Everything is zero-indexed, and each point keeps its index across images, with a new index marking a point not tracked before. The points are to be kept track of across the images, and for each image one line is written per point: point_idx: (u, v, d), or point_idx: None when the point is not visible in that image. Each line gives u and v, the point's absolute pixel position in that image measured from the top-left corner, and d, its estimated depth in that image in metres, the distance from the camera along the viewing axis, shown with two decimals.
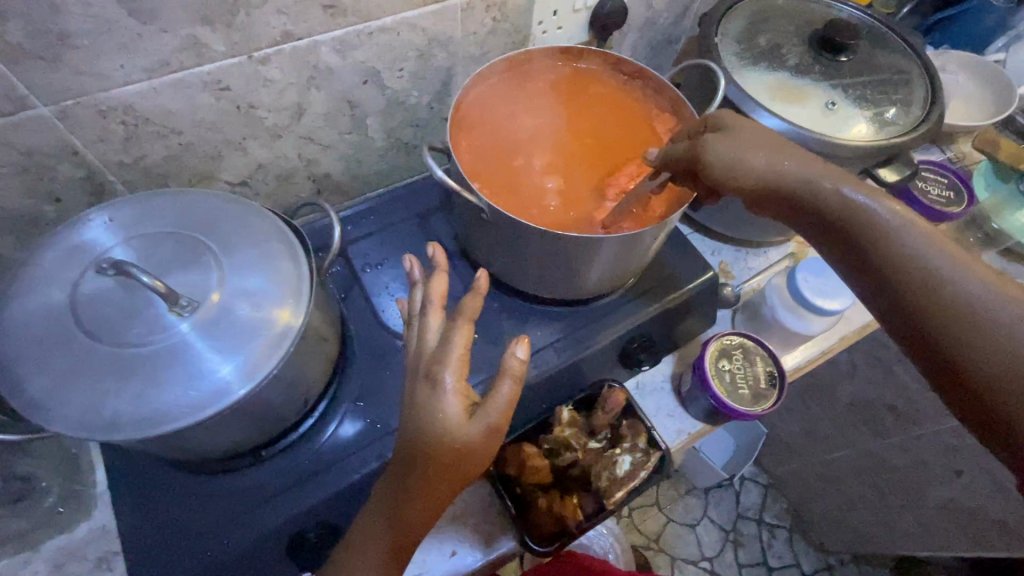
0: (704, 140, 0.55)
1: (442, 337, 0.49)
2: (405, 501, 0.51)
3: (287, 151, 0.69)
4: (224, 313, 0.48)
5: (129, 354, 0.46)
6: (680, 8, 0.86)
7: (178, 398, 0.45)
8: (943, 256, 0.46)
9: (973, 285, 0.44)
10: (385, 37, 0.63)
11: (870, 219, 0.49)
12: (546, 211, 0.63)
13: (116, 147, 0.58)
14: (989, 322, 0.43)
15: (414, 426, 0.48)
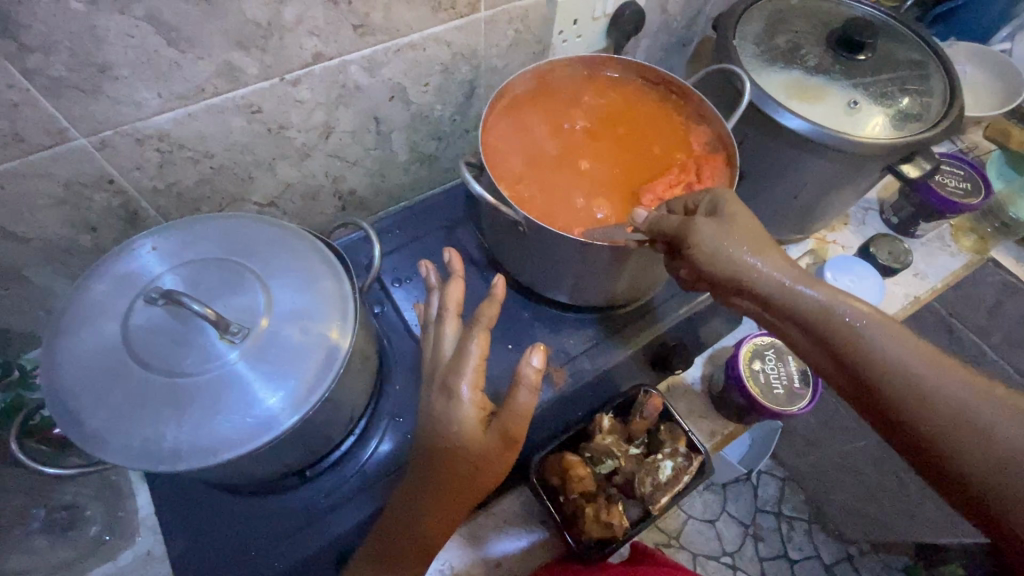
0: (693, 229, 0.52)
1: (457, 346, 0.49)
2: (425, 513, 0.51)
3: (315, 169, 0.69)
4: (273, 338, 0.49)
5: (184, 384, 0.46)
6: (694, 12, 0.87)
7: (233, 426, 0.45)
8: (921, 360, 0.45)
9: (958, 391, 0.43)
10: (412, 54, 0.64)
11: (845, 327, 0.48)
12: (579, 217, 0.63)
13: (151, 174, 0.58)
14: (983, 428, 0.42)
15: (434, 439, 0.48)
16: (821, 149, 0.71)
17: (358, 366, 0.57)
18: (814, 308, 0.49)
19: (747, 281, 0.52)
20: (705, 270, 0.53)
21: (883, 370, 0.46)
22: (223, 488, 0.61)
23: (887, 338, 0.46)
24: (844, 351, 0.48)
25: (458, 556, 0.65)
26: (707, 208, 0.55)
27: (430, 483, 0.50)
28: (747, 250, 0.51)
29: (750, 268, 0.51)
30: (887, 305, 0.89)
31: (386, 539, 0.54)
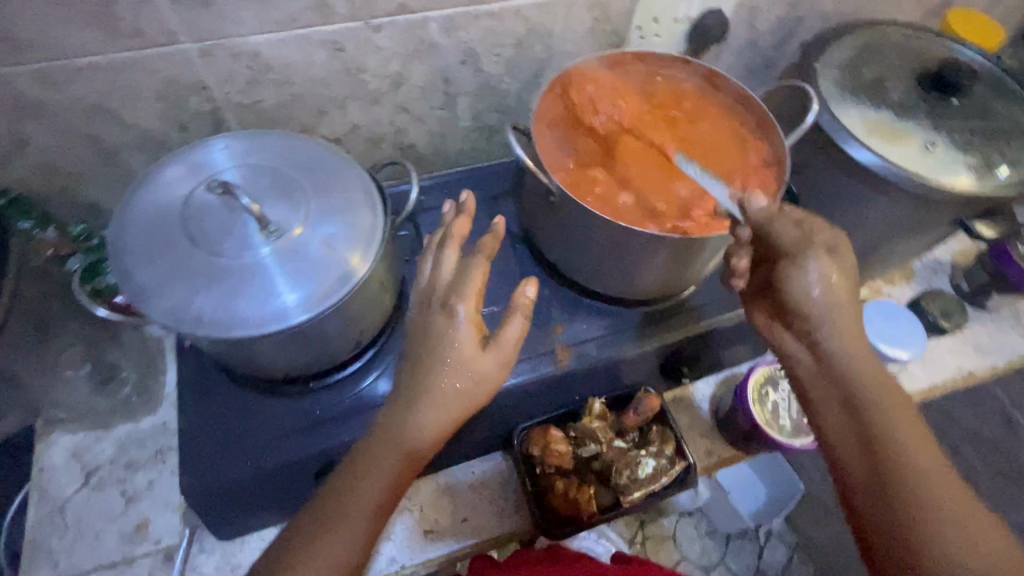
0: (809, 257, 0.56)
1: (459, 271, 0.53)
2: (407, 438, 0.52)
3: (382, 117, 0.74)
4: (302, 246, 0.53)
5: (220, 264, 0.51)
6: (784, 33, 0.85)
7: (252, 309, 0.51)
8: (921, 451, 0.53)
9: (939, 484, 0.51)
10: (489, 22, 0.68)
11: (874, 397, 0.55)
12: (614, 201, 0.64)
13: (239, 89, 0.65)
14: (946, 519, 0.50)
15: (438, 351, 0.51)
16: (885, 185, 0.68)
17: (375, 293, 0.61)
18: (858, 372, 0.56)
19: (818, 324, 0.57)
20: (788, 300, 0.58)
21: (905, 461, 0.52)
22: (234, 378, 0.67)
23: (912, 435, 0.54)
24: (878, 434, 0.54)
25: (429, 508, 0.68)
26: (824, 241, 0.57)
27: (425, 408, 0.51)
28: (838, 306, 0.57)
29: (825, 313, 0.57)
30: (934, 370, 0.82)
31: (361, 471, 0.52)
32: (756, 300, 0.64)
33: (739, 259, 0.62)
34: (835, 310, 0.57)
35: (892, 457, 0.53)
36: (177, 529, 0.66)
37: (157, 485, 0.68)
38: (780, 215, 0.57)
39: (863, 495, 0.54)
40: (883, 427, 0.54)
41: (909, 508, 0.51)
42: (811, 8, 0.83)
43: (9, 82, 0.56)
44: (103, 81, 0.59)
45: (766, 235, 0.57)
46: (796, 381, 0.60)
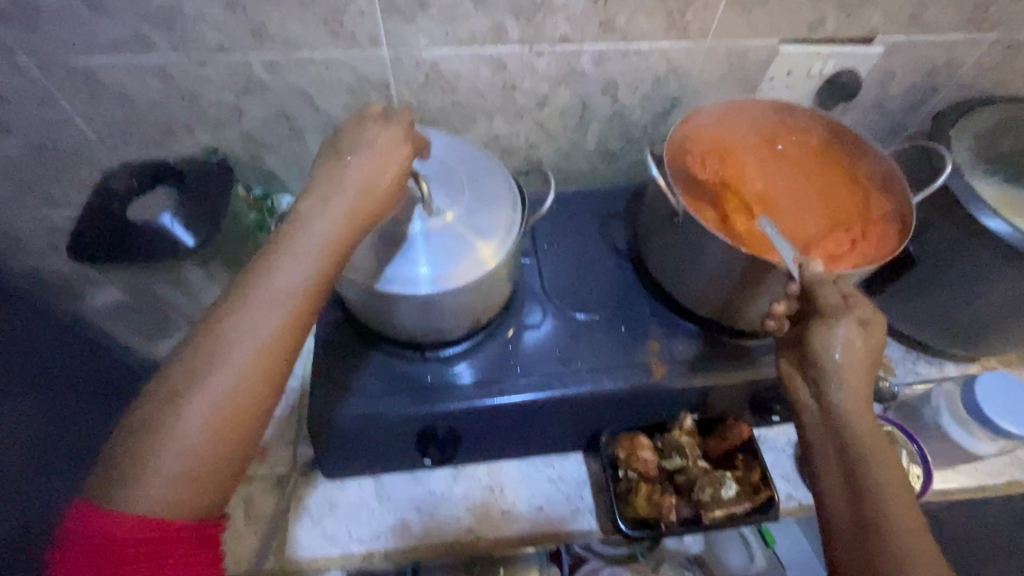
0: (840, 318, 0.55)
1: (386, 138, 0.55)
2: (315, 256, 0.49)
3: (520, 131, 0.83)
4: (452, 227, 0.62)
5: (388, 229, 0.61)
6: (916, 101, 0.87)
7: (404, 272, 0.61)
8: (917, 541, 0.48)
9: None
10: (634, 59, 0.75)
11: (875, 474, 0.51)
12: (732, 226, 0.68)
13: (412, 91, 0.76)
14: None
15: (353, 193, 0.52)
16: (1016, 256, 0.67)
17: (499, 279, 0.68)
18: (862, 442, 0.52)
19: (829, 382, 0.55)
20: (807, 352, 0.57)
21: (897, 547, 0.48)
22: (361, 333, 0.74)
23: (911, 525, 0.49)
24: (866, 486, 0.51)
25: (509, 489, 0.73)
26: (863, 315, 0.56)
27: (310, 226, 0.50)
28: (853, 367, 0.55)
29: (838, 372, 0.55)
30: None
31: (284, 285, 0.47)
32: (783, 347, 0.61)
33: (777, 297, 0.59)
34: (851, 373, 0.55)
35: (880, 538, 0.49)
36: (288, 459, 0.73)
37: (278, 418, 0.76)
38: (832, 282, 0.58)
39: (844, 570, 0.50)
40: (871, 486, 0.51)
41: None
42: (947, 79, 0.84)
43: (245, 64, 0.70)
44: (313, 72, 0.72)
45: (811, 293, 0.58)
46: (803, 433, 0.58)
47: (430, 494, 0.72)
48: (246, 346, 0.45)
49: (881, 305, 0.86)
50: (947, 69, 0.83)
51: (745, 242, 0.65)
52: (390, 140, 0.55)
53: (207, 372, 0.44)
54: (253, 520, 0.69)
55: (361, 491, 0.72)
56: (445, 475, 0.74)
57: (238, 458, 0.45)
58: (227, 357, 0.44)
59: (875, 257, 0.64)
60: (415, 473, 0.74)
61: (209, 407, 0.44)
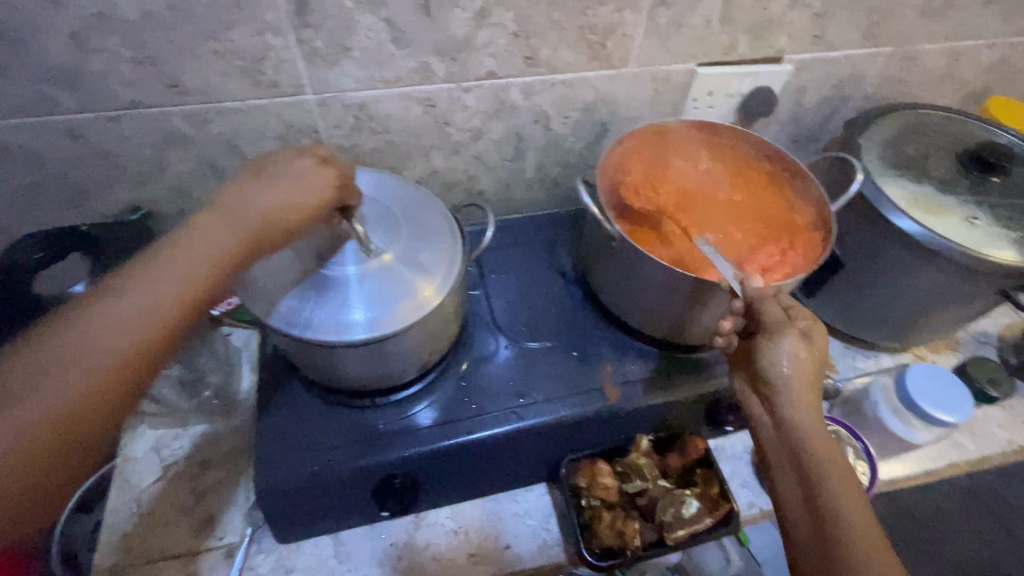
0: (783, 333, 0.58)
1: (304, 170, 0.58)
2: (177, 285, 0.49)
3: (458, 165, 0.83)
4: (391, 268, 0.60)
5: (322, 276, 0.58)
6: (829, 111, 0.92)
7: (344, 319, 0.58)
8: (875, 549, 0.50)
9: None
10: (562, 90, 0.77)
11: (829, 485, 0.53)
12: (670, 249, 0.70)
13: (343, 134, 0.75)
14: None
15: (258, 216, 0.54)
16: (930, 253, 0.72)
17: (446, 317, 0.67)
18: (816, 453, 0.54)
19: (780, 396, 0.57)
20: (759, 370, 0.59)
21: (855, 558, 0.49)
22: (310, 387, 0.72)
23: (869, 533, 0.51)
24: (822, 500, 0.52)
25: (475, 531, 0.71)
26: (804, 328, 0.59)
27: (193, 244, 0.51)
28: (801, 380, 0.57)
29: (787, 386, 0.57)
30: (982, 442, 0.82)
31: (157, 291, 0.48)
32: (738, 366, 0.64)
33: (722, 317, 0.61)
34: (800, 387, 0.57)
35: (840, 550, 0.50)
36: (240, 527, 0.69)
37: (226, 484, 0.72)
38: (772, 296, 0.61)
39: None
40: (825, 492, 0.52)
41: None
42: (854, 90, 0.90)
43: (163, 119, 0.67)
44: (236, 122, 0.70)
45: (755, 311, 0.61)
46: (761, 450, 0.59)
47: (393, 546, 0.70)
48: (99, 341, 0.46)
49: (818, 306, 0.90)
50: (853, 81, 0.88)
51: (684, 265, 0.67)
52: (318, 176, 0.58)
53: (49, 361, 0.44)
54: None
55: (319, 551, 0.69)
56: (407, 524, 0.71)
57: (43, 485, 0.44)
58: (84, 347, 0.45)
59: (803, 264, 0.68)
60: (376, 525, 0.71)
61: (23, 416, 0.42)
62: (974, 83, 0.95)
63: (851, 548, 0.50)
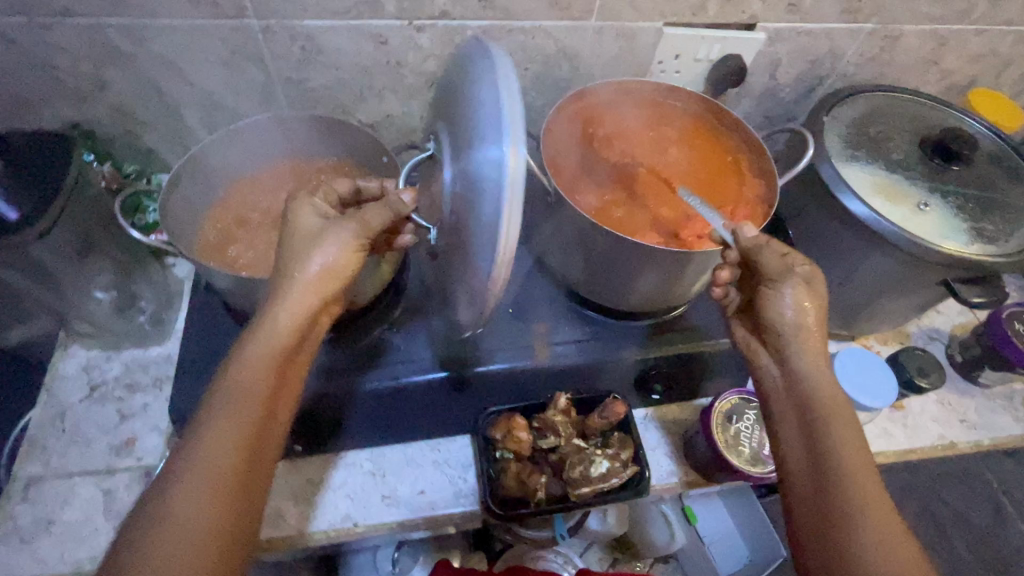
0: (787, 282, 0.60)
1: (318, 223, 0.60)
2: (273, 354, 0.58)
3: (414, 111, 0.81)
4: (474, 177, 0.56)
5: (464, 240, 0.59)
6: (805, 89, 0.89)
7: (491, 252, 0.54)
8: (866, 481, 0.54)
9: (871, 512, 0.53)
10: (520, 38, 0.74)
11: (827, 422, 0.58)
12: (612, 215, 0.67)
13: (291, 66, 0.73)
14: (875, 549, 0.51)
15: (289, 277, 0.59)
16: (876, 238, 0.70)
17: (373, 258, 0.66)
18: (817, 394, 0.59)
19: (787, 342, 0.62)
20: (764, 318, 0.63)
21: (847, 485, 0.54)
22: (238, 320, 0.71)
23: (863, 467, 0.55)
24: (822, 438, 0.57)
25: (392, 475, 0.72)
26: (805, 273, 0.61)
27: (241, 366, 0.57)
28: (804, 326, 0.61)
29: (793, 334, 0.61)
30: (912, 434, 0.82)
31: (223, 426, 0.54)
32: (746, 320, 0.69)
33: (722, 271, 0.65)
34: (804, 334, 0.61)
35: (834, 479, 0.55)
36: (159, 451, 0.70)
37: (152, 408, 0.73)
38: (767, 244, 0.60)
39: (801, 509, 0.57)
40: (824, 436, 0.57)
41: (843, 532, 0.52)
42: (831, 69, 0.87)
43: (99, 31, 0.65)
44: (177, 42, 0.68)
45: (754, 259, 0.61)
46: (765, 394, 0.64)
47: (308, 483, 0.71)
48: (200, 476, 0.51)
49: None
50: (831, 58, 0.85)
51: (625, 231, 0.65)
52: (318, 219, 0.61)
53: (205, 440, 0.53)
54: (113, 516, 0.66)
55: None
56: (325, 462, 0.72)
57: (240, 523, 0.52)
58: (226, 423, 0.54)
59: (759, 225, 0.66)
60: (293, 461, 0.72)
61: (200, 467, 0.52)
62: (959, 73, 0.92)
63: (843, 482, 0.55)
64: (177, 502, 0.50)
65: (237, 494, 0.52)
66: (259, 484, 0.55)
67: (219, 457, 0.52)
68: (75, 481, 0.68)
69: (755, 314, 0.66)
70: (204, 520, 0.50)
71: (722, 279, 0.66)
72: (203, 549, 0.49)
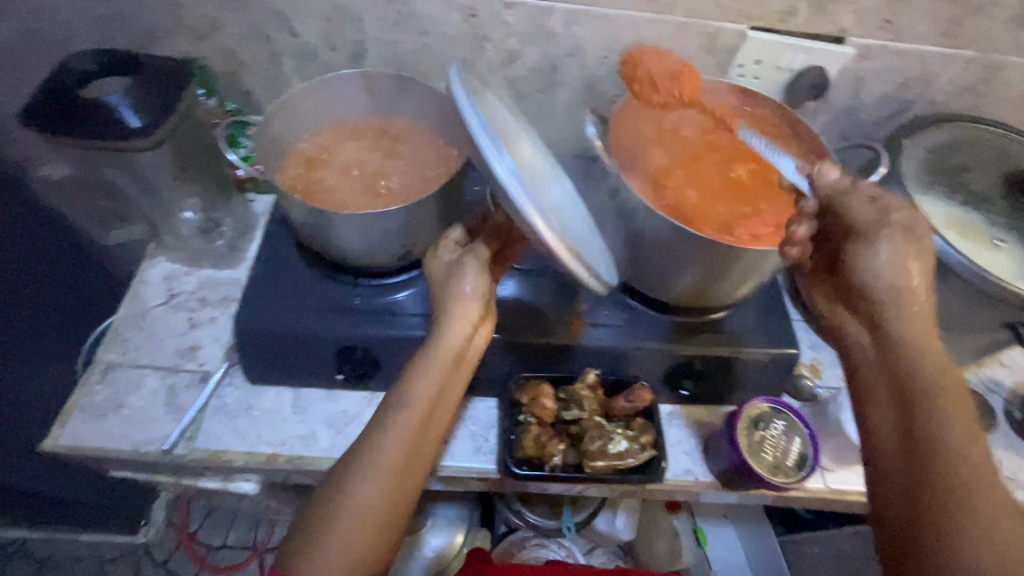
0: (880, 236, 0.55)
1: (450, 268, 0.65)
2: (434, 367, 0.60)
3: (491, 86, 0.85)
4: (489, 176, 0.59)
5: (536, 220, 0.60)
6: (889, 112, 0.87)
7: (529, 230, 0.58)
8: (969, 459, 0.49)
9: (979, 495, 0.48)
10: (603, 26, 0.77)
11: (928, 397, 0.52)
12: (671, 203, 0.68)
13: (385, 27, 0.78)
14: (981, 535, 0.46)
15: (440, 304, 0.63)
16: (941, 267, 0.67)
17: (433, 210, 0.70)
18: (920, 366, 0.53)
19: (885, 310, 0.56)
20: (856, 283, 0.58)
21: (953, 466, 0.49)
22: (305, 255, 0.78)
23: (970, 448, 0.50)
24: (926, 415, 0.51)
25: None
26: (909, 227, 0.55)
27: (420, 374, 0.60)
28: (904, 290, 0.55)
29: (894, 301, 0.56)
30: None
31: (398, 433, 0.57)
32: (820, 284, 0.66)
33: (799, 226, 0.58)
34: (907, 302, 0.55)
35: (935, 459, 0.50)
36: (218, 360, 0.77)
37: (218, 322, 0.80)
38: (854, 191, 0.57)
39: (889, 490, 0.52)
40: (929, 415, 0.51)
41: (941, 514, 0.48)
42: (920, 94, 0.84)
43: None
44: None
45: (839, 207, 0.57)
46: (855, 368, 0.60)
47: (343, 414, 0.76)
48: (375, 471, 0.55)
49: None
50: (921, 83, 0.82)
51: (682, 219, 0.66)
52: (444, 265, 0.66)
53: (378, 444, 0.57)
54: (172, 409, 0.73)
55: (280, 399, 0.76)
56: (360, 398, 0.77)
57: (395, 521, 0.56)
58: (391, 430, 0.57)
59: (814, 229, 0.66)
60: (333, 392, 0.77)
61: (374, 468, 0.56)
62: None
63: (946, 471, 0.49)
64: (353, 486, 0.55)
65: (401, 485, 0.56)
66: (416, 483, 0.58)
67: (392, 454, 0.56)
68: (145, 372, 0.76)
69: (842, 272, 0.61)
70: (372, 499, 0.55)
71: (797, 237, 0.58)
72: (371, 525, 0.54)
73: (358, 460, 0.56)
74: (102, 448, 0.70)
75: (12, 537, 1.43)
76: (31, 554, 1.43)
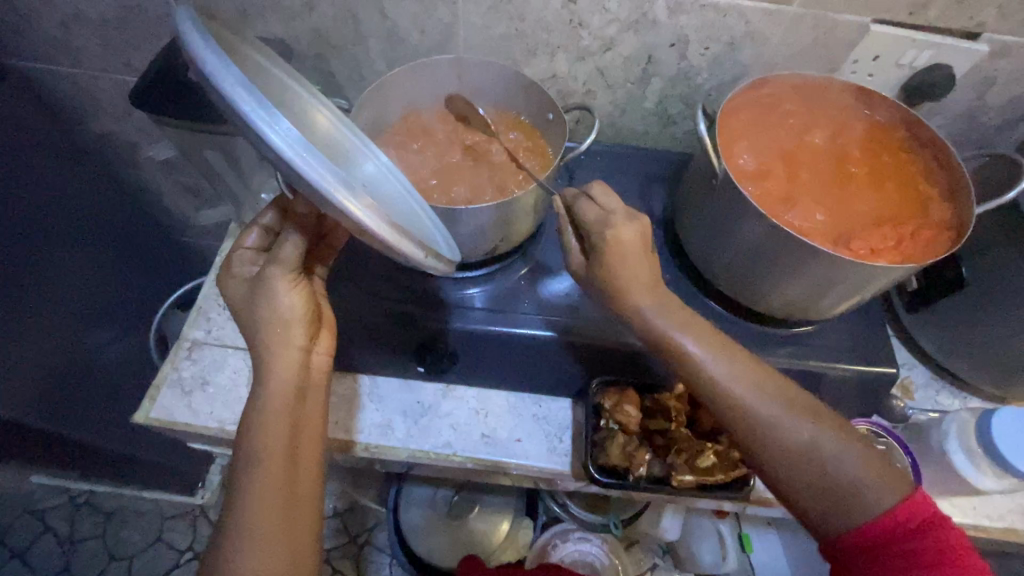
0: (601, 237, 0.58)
1: (254, 288, 0.59)
2: (278, 412, 0.56)
3: (580, 74, 0.81)
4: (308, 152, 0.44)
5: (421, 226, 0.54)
6: (1014, 116, 0.79)
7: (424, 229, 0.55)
8: (759, 396, 0.55)
9: (782, 417, 0.54)
10: (710, 15, 0.72)
11: (687, 361, 0.57)
12: (780, 207, 0.65)
13: (480, 11, 0.75)
14: (814, 456, 0.52)
15: (263, 335, 0.58)
16: None
17: (527, 207, 0.65)
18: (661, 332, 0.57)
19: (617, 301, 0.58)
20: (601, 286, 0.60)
21: (750, 422, 0.54)
22: None
23: (748, 386, 0.55)
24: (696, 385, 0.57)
25: (492, 418, 0.75)
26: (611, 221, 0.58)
27: (263, 423, 0.55)
28: (626, 258, 0.57)
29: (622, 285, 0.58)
30: None
31: (263, 492, 0.53)
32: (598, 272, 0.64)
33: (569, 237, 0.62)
34: (628, 260, 0.57)
35: (740, 426, 0.55)
36: None
37: None
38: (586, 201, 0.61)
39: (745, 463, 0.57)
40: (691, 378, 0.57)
41: (773, 465, 0.54)
42: None
43: None
44: None
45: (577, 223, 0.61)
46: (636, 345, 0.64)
47: (419, 404, 0.76)
48: (256, 537, 0.52)
49: (918, 326, 0.81)
50: None
51: (793, 227, 0.63)
52: (246, 290, 0.60)
53: (243, 516, 0.52)
54: None
55: (357, 386, 0.76)
56: (435, 389, 0.77)
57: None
58: (251, 493, 0.53)
59: (934, 253, 0.63)
60: (409, 381, 0.77)
61: (252, 535, 0.52)
62: None
63: (741, 432, 0.55)
64: (239, 557, 0.51)
65: (291, 536, 0.53)
66: (312, 526, 0.55)
67: (268, 516, 0.53)
68: (228, 352, 0.77)
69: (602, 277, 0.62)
70: (261, 562, 0.51)
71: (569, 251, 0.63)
72: None
73: (240, 533, 0.52)
74: (189, 423, 0.72)
75: (81, 489, 1.51)
76: (98, 505, 1.51)
